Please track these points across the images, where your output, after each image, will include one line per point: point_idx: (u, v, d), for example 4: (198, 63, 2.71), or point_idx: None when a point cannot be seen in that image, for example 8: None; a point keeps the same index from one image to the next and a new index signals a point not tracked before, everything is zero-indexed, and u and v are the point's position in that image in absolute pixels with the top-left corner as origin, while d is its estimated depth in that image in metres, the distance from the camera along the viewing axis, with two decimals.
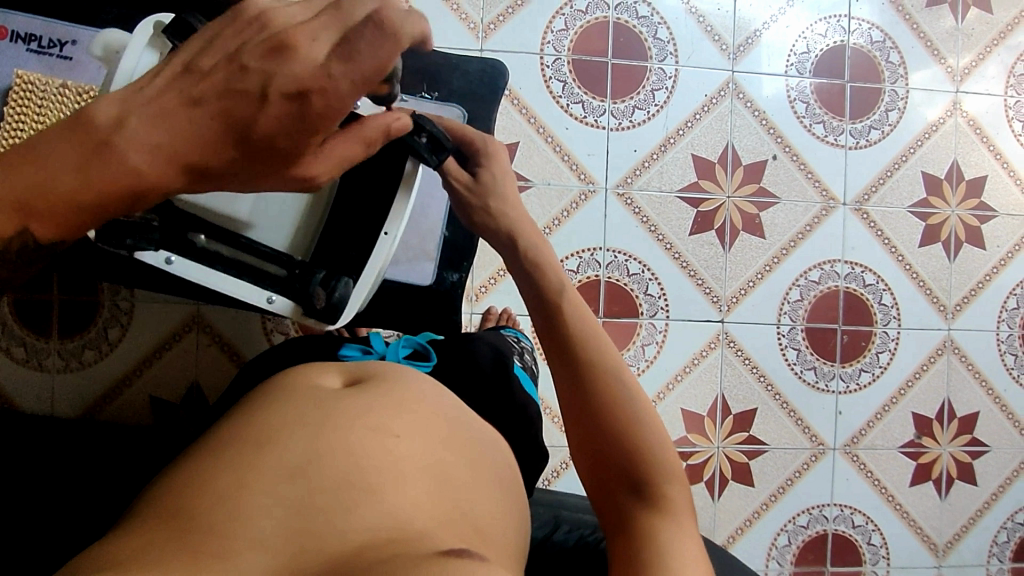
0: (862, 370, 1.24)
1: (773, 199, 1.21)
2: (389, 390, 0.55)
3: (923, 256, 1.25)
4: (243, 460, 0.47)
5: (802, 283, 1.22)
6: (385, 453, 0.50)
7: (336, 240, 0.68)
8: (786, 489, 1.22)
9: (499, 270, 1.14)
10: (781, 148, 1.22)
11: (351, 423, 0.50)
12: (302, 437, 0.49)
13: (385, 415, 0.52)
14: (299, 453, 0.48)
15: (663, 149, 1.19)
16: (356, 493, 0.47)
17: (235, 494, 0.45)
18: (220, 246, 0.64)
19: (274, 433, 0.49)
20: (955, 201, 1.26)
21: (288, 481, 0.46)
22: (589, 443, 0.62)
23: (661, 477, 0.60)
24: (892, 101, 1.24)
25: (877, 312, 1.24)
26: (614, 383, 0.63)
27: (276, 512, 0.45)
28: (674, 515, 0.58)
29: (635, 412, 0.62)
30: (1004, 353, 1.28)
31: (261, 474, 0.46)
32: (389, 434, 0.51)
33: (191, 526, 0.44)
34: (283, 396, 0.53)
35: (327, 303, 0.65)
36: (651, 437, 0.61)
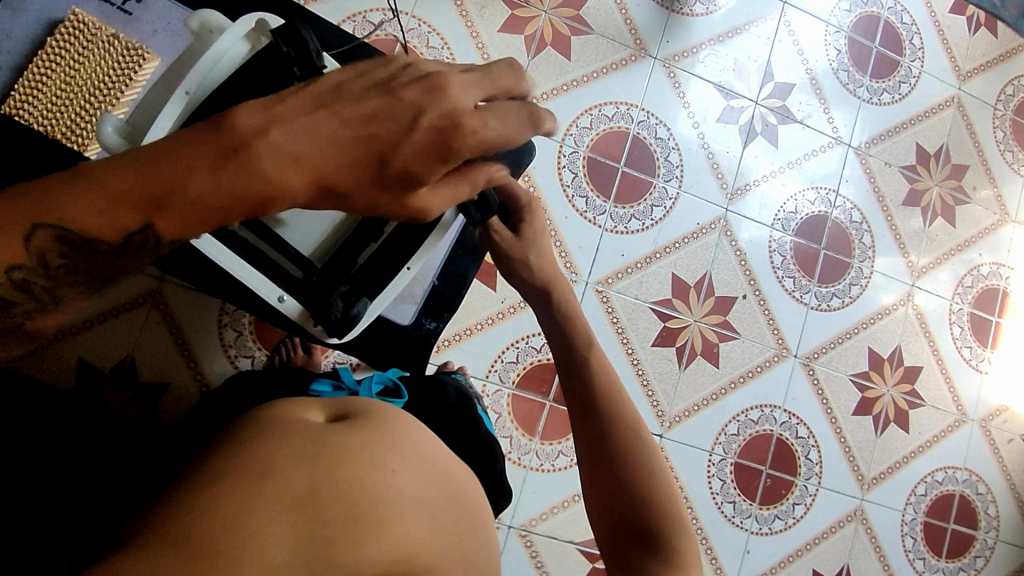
0: (777, 517, 1.28)
1: (734, 334, 1.28)
2: (377, 424, 0.54)
3: (853, 424, 1.33)
4: (243, 487, 0.45)
5: (742, 420, 1.28)
6: (382, 488, 0.48)
7: (354, 263, 0.74)
8: None
9: (467, 328, 1.16)
10: (752, 290, 1.30)
11: (354, 454, 0.49)
12: (303, 470, 0.47)
13: (381, 450, 0.51)
14: (303, 482, 0.46)
15: (648, 261, 1.25)
16: (365, 524, 0.46)
17: (239, 525, 0.43)
18: (248, 234, 0.69)
19: (273, 461, 0.47)
20: (891, 382, 1.36)
21: (293, 511, 0.45)
22: (601, 489, 0.60)
23: (671, 530, 0.57)
24: (857, 277, 1.35)
25: (802, 465, 1.30)
26: (626, 430, 0.63)
27: (286, 541, 0.44)
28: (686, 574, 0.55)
29: (650, 465, 0.61)
30: (905, 535, 1.35)
31: (266, 503, 0.45)
32: (385, 468, 0.50)
33: (198, 556, 0.41)
34: (275, 426, 0.51)
35: (342, 315, 0.71)
36: (666, 494, 0.59)
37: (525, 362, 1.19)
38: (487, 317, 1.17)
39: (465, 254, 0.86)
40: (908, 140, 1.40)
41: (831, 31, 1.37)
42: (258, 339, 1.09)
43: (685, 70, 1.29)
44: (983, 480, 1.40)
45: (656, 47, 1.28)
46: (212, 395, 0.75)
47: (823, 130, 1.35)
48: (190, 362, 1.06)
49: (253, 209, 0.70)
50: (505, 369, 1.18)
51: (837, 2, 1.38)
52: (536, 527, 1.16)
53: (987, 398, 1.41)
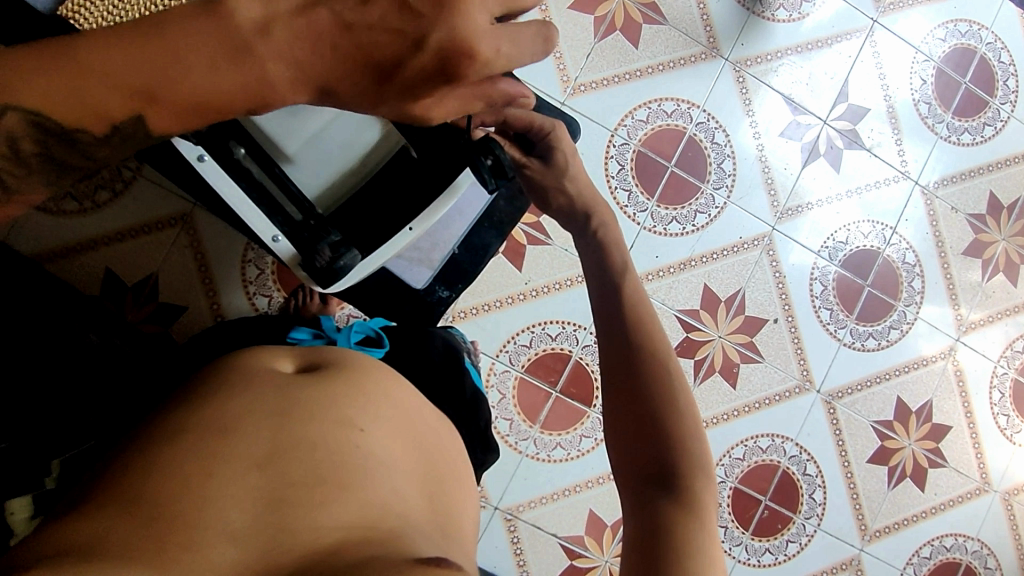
0: (768, 551, 1.23)
1: (757, 358, 1.23)
2: (346, 377, 0.52)
3: (865, 471, 1.27)
4: (201, 445, 0.43)
5: (750, 446, 1.23)
6: (350, 446, 0.47)
7: (355, 214, 0.75)
8: None
9: (485, 304, 1.15)
10: (785, 316, 1.25)
11: (321, 411, 0.48)
12: (267, 424, 0.45)
13: (349, 406, 0.49)
14: (267, 439, 0.45)
15: (681, 267, 1.21)
16: (330, 488, 0.45)
17: (197, 484, 0.41)
18: (255, 167, 0.70)
19: (236, 417, 0.45)
20: (914, 435, 1.30)
21: (255, 472, 0.43)
22: (618, 407, 0.57)
23: (687, 463, 0.53)
24: (898, 320, 1.28)
25: (804, 503, 1.25)
26: (658, 365, 0.58)
27: (246, 503, 0.42)
28: (697, 507, 0.51)
29: (674, 387, 0.57)
30: None
31: (227, 462, 0.43)
32: (354, 426, 0.49)
33: (159, 517, 0.39)
34: (240, 380, 0.49)
35: (327, 265, 0.71)
36: (687, 418, 0.56)
37: (538, 348, 1.17)
38: (506, 296, 1.16)
39: (488, 225, 0.85)
40: (982, 187, 1.32)
41: (920, 59, 1.29)
42: (280, 281, 1.10)
43: (756, 76, 1.23)
44: (995, 554, 1.32)
45: (729, 48, 1.22)
46: (211, 330, 0.76)
47: (891, 162, 1.28)
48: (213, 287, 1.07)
49: (262, 138, 0.70)
50: (516, 351, 1.16)
51: (933, 30, 1.29)
52: (520, 513, 1.15)
53: (1014, 473, 1.33)
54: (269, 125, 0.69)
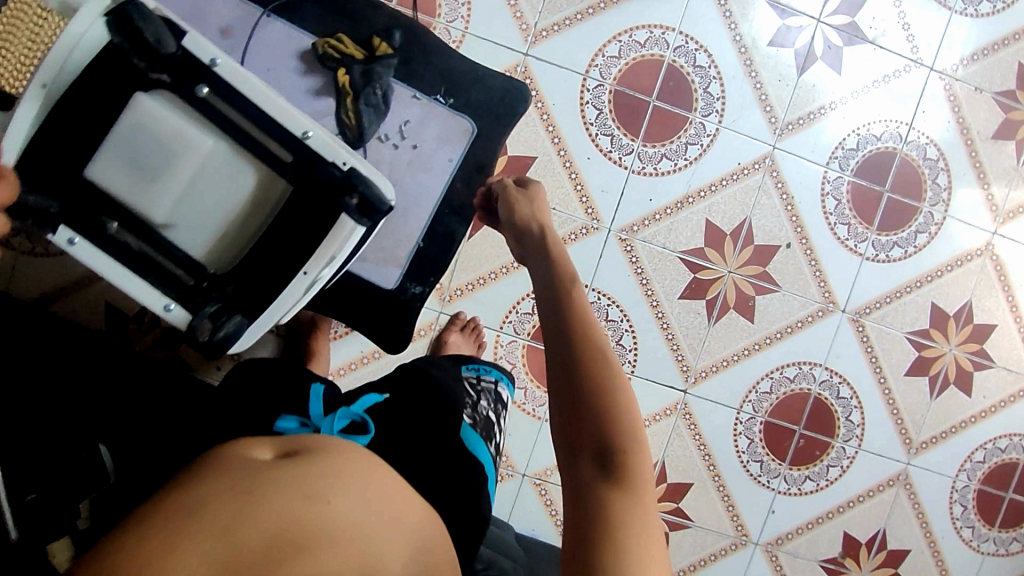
0: (808, 478, 1.21)
1: (773, 287, 1.17)
2: (321, 457, 0.52)
3: (904, 386, 1.21)
4: (169, 523, 0.42)
5: (776, 377, 1.19)
6: (321, 516, 0.46)
7: (247, 267, 0.81)
8: (696, 568, 1.20)
9: (481, 277, 1.12)
10: (798, 239, 1.17)
11: (289, 487, 0.47)
12: (234, 500, 0.45)
13: (321, 480, 0.49)
14: (231, 514, 0.44)
15: (679, 206, 1.14)
16: (295, 553, 0.44)
17: (156, 558, 0.40)
18: (132, 238, 0.77)
19: (205, 496, 0.45)
20: (955, 340, 1.22)
21: (215, 542, 0.42)
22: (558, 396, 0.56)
23: (623, 451, 0.51)
24: (925, 223, 1.19)
25: (841, 426, 1.21)
26: (591, 351, 0.57)
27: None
28: (631, 495, 0.49)
29: (609, 372, 0.55)
30: (955, 503, 1.24)
31: (188, 539, 0.42)
32: (323, 498, 0.47)
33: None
34: (210, 469, 0.49)
35: (213, 334, 0.80)
36: (623, 401, 0.54)
37: None
38: (500, 266, 1.12)
39: None
40: (1010, 59, 1.18)
41: None
42: None
43: None
44: None
45: None
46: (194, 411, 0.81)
47: (900, 51, 1.16)
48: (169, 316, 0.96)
49: (131, 209, 0.77)
50: (520, 320, 1.14)
51: None
52: (549, 477, 1.16)
53: None
54: (132, 193, 0.76)
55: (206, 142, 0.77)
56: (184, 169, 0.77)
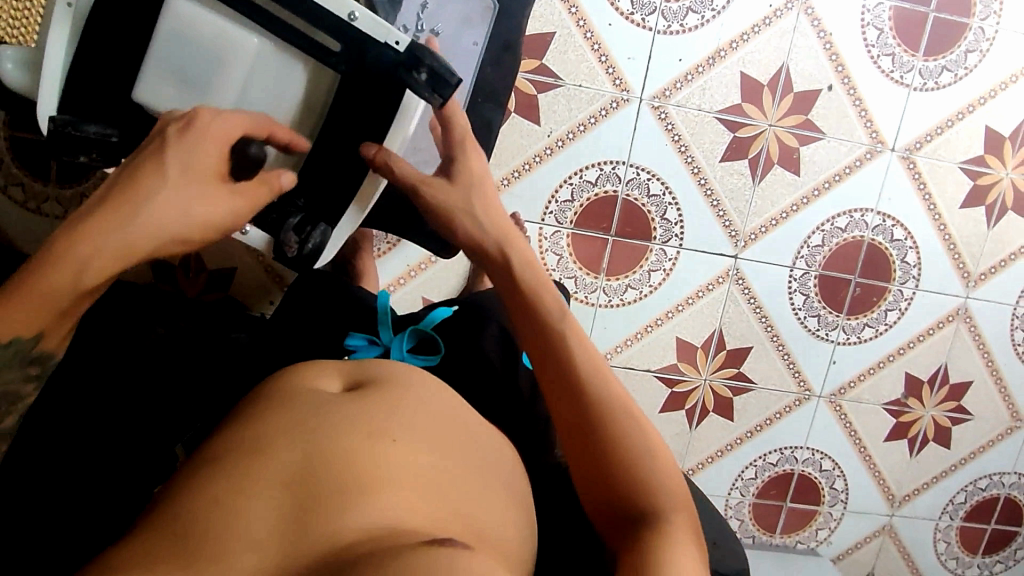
0: (867, 326, 1.20)
1: (818, 135, 1.12)
2: (386, 379, 0.55)
3: (960, 219, 1.17)
4: (241, 467, 0.47)
5: (828, 229, 1.16)
6: (378, 455, 0.48)
7: (319, 185, 0.69)
8: (764, 427, 1.23)
9: (514, 171, 1.08)
10: (840, 78, 1.10)
11: (348, 425, 0.49)
12: (294, 442, 0.48)
13: (381, 417, 0.50)
14: (296, 455, 0.47)
15: (711, 62, 1.07)
16: (352, 491, 0.46)
17: (227, 499, 0.45)
18: None
19: (270, 438, 0.49)
20: (1011, 164, 1.16)
21: (281, 487, 0.46)
22: (584, 452, 0.56)
23: (652, 494, 0.53)
24: (975, 41, 1.10)
25: (897, 269, 1.18)
26: (605, 413, 0.56)
27: (268, 517, 0.45)
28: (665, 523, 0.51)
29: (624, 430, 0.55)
30: (1016, 328, 1.24)
31: (256, 480, 0.46)
32: (384, 436, 0.49)
33: (181, 540, 0.44)
34: (285, 394, 0.53)
35: (299, 251, 0.69)
36: (644, 450, 0.55)
37: (582, 199, 1.10)
38: (533, 156, 1.08)
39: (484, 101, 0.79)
40: None
41: None
42: None
43: None
44: None
45: None
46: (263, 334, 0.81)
47: None
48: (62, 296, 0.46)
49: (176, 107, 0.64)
50: (561, 210, 1.11)
51: None
52: (610, 361, 1.18)
53: None
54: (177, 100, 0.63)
55: (251, 38, 0.62)
56: (232, 76, 0.63)
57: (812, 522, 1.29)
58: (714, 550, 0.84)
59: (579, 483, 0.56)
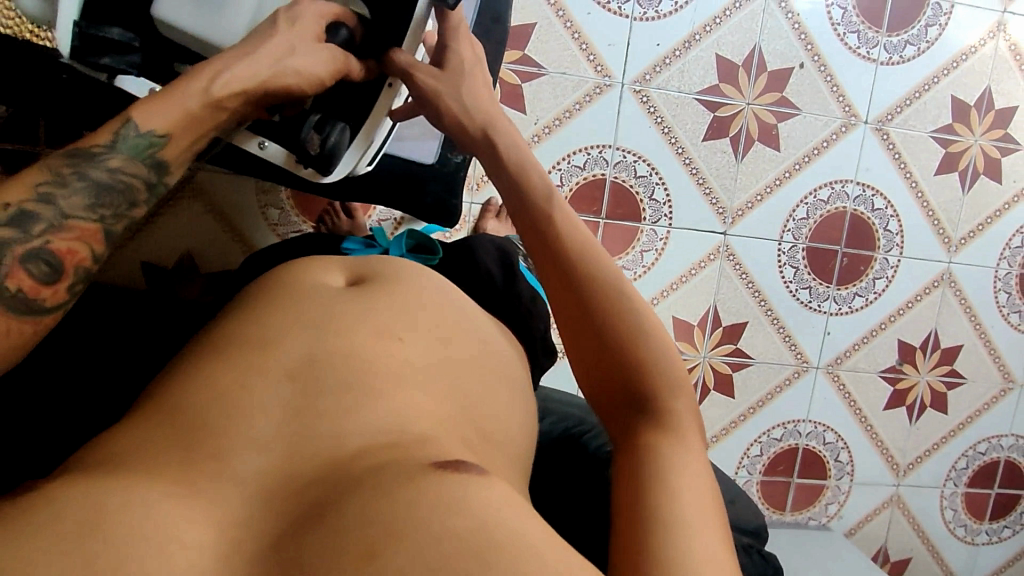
0: (857, 295, 1.23)
1: (793, 111, 1.16)
2: (386, 280, 0.58)
3: (936, 186, 1.22)
4: (243, 363, 0.48)
5: (811, 202, 1.19)
6: (384, 353, 0.51)
7: (337, 94, 0.69)
8: (765, 403, 1.24)
9: None
10: (810, 56, 1.15)
11: (351, 329, 0.52)
12: (299, 340, 0.50)
13: (386, 319, 0.54)
14: (301, 353, 0.49)
15: (687, 46, 1.12)
16: (357, 396, 0.47)
17: (231, 395, 0.46)
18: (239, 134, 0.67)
19: (273, 336, 0.50)
20: (979, 131, 1.21)
21: (287, 382, 0.47)
22: (596, 364, 0.58)
23: (661, 401, 0.54)
24: (935, 16, 1.16)
25: (881, 238, 1.22)
26: (616, 327, 0.57)
27: (275, 414, 0.45)
28: (675, 425, 0.53)
29: (640, 342, 0.56)
30: (999, 290, 1.27)
31: (258, 380, 0.47)
32: (391, 337, 0.52)
33: (187, 432, 0.44)
34: (290, 289, 0.55)
35: (321, 150, 0.69)
36: (659, 359, 0.56)
37: (572, 183, 1.13)
38: None
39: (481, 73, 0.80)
40: None
41: None
42: (301, 212, 1.09)
43: None
44: None
45: None
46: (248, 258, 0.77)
47: None
48: (93, 160, 0.50)
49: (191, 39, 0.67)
50: None
51: None
52: None
53: None
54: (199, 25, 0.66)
55: None
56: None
57: (821, 497, 1.29)
58: (731, 508, 0.85)
59: (591, 390, 0.58)
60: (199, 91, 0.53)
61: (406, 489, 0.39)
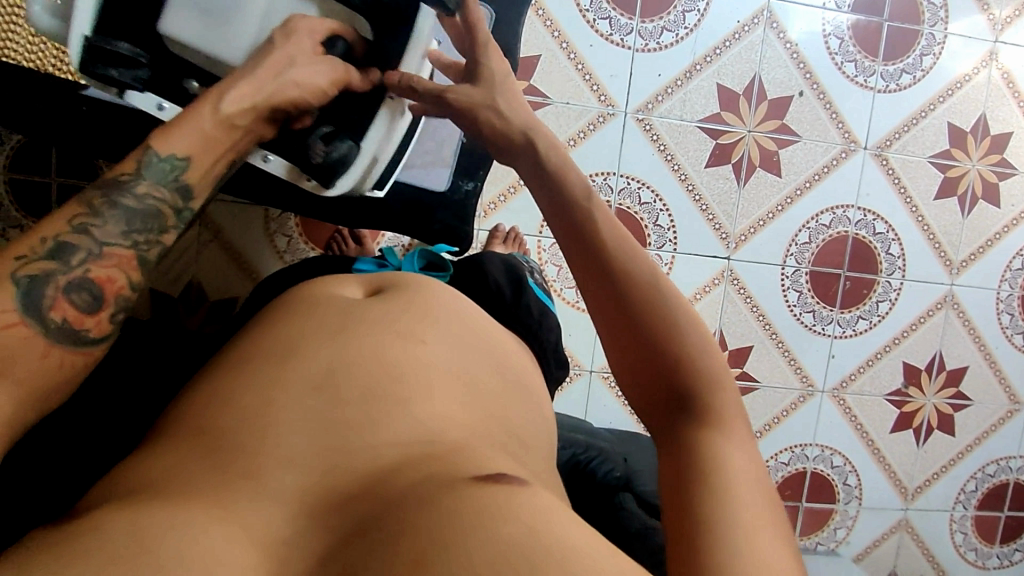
0: (861, 318, 1.24)
1: (794, 137, 1.18)
2: (404, 292, 0.59)
3: (935, 210, 1.24)
4: (270, 378, 0.48)
5: (813, 226, 1.21)
6: (409, 357, 0.52)
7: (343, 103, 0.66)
8: (772, 426, 1.24)
9: (509, 187, 1.13)
10: (809, 84, 1.17)
11: (374, 336, 0.53)
12: (321, 351, 0.51)
13: (408, 325, 0.55)
14: (325, 363, 0.50)
15: (688, 76, 1.14)
16: (387, 404, 0.48)
17: (260, 412, 0.46)
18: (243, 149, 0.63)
19: (297, 349, 0.51)
20: (976, 156, 1.24)
21: (315, 393, 0.48)
22: (634, 363, 0.54)
23: (708, 404, 0.51)
24: (929, 45, 1.19)
25: (883, 261, 1.23)
26: (658, 324, 0.53)
27: (305, 427, 0.46)
28: (723, 429, 0.50)
29: (681, 339, 0.53)
30: (1002, 312, 1.28)
31: (285, 394, 0.47)
32: (413, 341, 0.53)
33: (220, 451, 0.44)
34: (305, 305, 0.56)
35: (325, 160, 0.67)
36: (702, 357, 0.53)
37: None
38: None
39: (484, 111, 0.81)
40: None
41: None
42: (307, 239, 1.11)
43: None
44: None
45: None
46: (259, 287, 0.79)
47: None
48: (123, 188, 0.51)
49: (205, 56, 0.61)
50: None
51: None
52: None
53: None
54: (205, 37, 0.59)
55: None
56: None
57: (831, 522, 1.29)
58: None
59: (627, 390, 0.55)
60: (211, 111, 0.54)
61: (446, 506, 0.39)
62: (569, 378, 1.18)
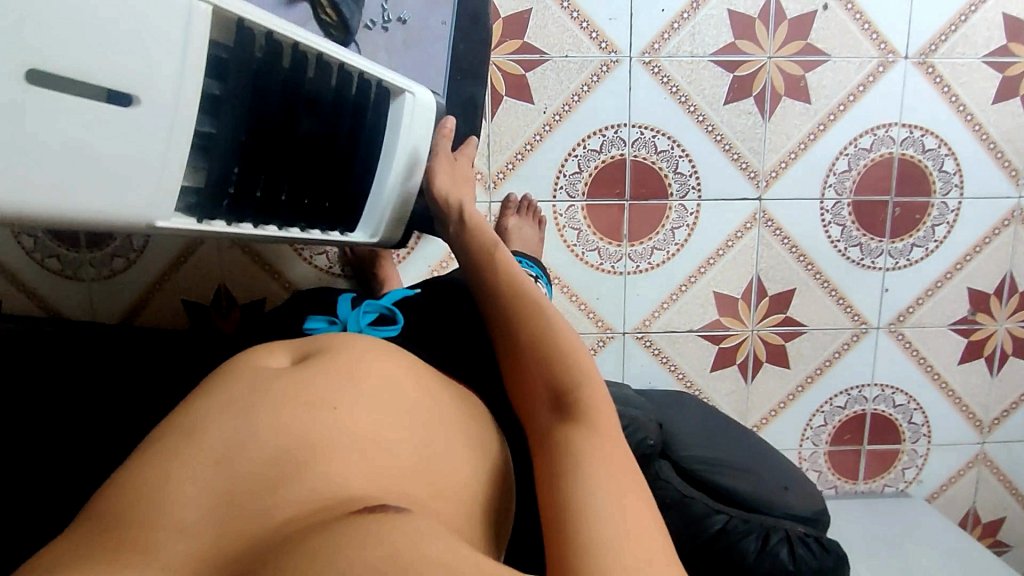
0: (915, 246, 1.14)
1: (821, 57, 1.07)
2: (327, 357, 0.58)
3: (996, 115, 1.10)
4: (172, 455, 0.49)
5: (853, 152, 1.10)
6: (322, 423, 0.52)
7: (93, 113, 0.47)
8: (824, 370, 1.18)
9: (517, 154, 1.08)
10: None
11: (285, 404, 0.53)
12: (225, 424, 0.51)
13: (325, 391, 0.55)
14: (226, 437, 0.50)
15: (695, 6, 1.05)
16: (288, 470, 0.48)
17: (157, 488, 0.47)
18: None
19: (201, 423, 0.52)
20: None
21: (212, 466, 0.49)
22: (531, 392, 0.63)
23: (577, 404, 0.58)
24: None
25: (936, 180, 1.12)
26: (547, 349, 0.64)
27: (200, 500, 0.47)
28: (588, 423, 0.56)
29: (565, 362, 0.62)
30: None
31: (182, 470, 0.48)
32: (325, 408, 0.53)
33: (114, 530, 0.45)
34: (222, 380, 0.57)
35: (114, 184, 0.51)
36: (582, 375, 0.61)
37: (590, 168, 1.09)
38: (533, 135, 1.08)
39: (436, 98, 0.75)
40: None
41: None
42: None
43: None
44: None
45: None
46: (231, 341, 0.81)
47: None
48: None
49: None
50: (571, 183, 1.10)
51: None
52: (650, 327, 1.15)
53: None
54: None
55: None
56: None
57: (897, 463, 1.22)
58: (786, 495, 0.82)
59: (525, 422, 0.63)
60: None
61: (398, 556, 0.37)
62: (601, 342, 1.15)
